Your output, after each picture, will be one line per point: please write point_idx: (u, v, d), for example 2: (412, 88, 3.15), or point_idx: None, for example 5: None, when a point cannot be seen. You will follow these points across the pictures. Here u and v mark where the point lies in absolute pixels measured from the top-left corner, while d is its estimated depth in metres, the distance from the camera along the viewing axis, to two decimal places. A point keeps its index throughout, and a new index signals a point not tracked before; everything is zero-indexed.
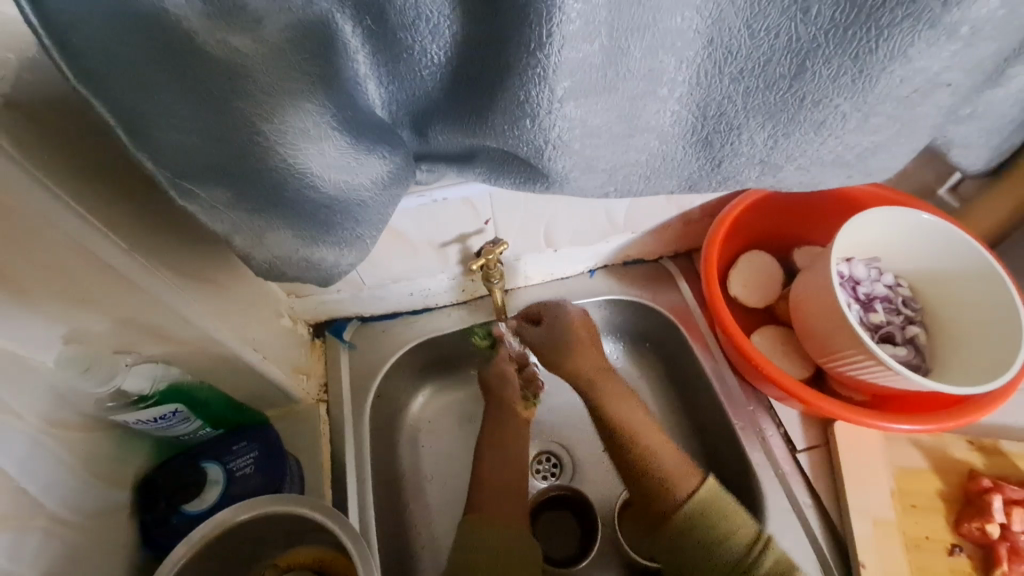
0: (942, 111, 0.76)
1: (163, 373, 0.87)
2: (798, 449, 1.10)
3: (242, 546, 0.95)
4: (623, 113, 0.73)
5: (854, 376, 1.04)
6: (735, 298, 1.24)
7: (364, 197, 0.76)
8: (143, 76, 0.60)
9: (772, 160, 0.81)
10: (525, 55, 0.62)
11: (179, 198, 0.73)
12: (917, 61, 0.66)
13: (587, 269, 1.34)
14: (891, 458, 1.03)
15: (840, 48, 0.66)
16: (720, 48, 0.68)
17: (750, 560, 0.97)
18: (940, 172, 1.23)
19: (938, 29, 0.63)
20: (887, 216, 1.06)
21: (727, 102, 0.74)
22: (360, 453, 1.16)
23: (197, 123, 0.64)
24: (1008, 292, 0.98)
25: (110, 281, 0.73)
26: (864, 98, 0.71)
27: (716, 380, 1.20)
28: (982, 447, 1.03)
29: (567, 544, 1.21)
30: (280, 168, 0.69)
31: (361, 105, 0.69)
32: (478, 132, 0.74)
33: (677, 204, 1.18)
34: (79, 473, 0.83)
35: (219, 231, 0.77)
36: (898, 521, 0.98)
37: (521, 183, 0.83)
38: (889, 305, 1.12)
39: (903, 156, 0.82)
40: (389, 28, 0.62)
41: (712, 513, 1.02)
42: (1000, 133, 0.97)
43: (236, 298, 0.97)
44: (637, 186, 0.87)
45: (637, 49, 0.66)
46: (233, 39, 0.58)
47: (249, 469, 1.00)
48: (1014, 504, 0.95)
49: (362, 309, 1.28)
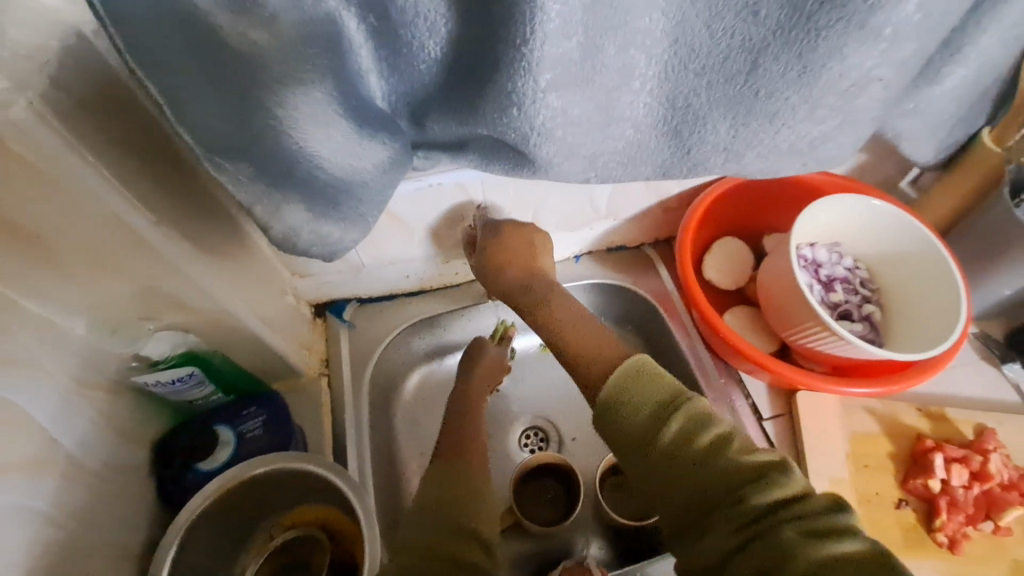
0: (881, 104, 0.85)
1: (182, 339, 0.95)
2: (764, 417, 1.20)
3: (253, 501, 1.03)
4: (600, 104, 0.82)
5: (813, 348, 1.13)
6: (709, 280, 1.34)
7: (365, 178, 0.86)
8: (175, 64, 0.68)
9: (735, 148, 0.90)
10: (512, 50, 0.71)
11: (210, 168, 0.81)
12: (851, 58, 0.76)
13: (573, 255, 1.43)
14: (847, 424, 1.13)
15: (787, 46, 0.75)
16: (684, 47, 0.78)
17: (665, 416, 0.86)
18: (898, 165, 1.33)
19: (868, 31, 0.73)
20: (846, 203, 1.16)
21: (692, 95, 0.84)
22: (359, 424, 1.24)
23: (221, 106, 0.73)
24: (951, 272, 1.08)
25: (137, 250, 0.80)
26: (809, 91, 0.80)
27: (691, 356, 1.30)
28: (929, 413, 1.13)
29: (551, 511, 1.25)
30: (293, 150, 0.77)
31: (364, 95, 0.78)
32: (470, 119, 0.83)
33: (655, 192, 1.28)
34: (102, 428, 0.91)
35: (244, 200, 0.84)
36: (851, 480, 1.08)
37: (510, 168, 0.92)
38: (848, 285, 1.21)
39: (850, 144, 0.91)
40: (392, 24, 0.71)
41: (633, 380, 0.90)
42: (943, 127, 1.07)
43: (246, 274, 1.04)
44: (615, 172, 0.96)
45: (611, 46, 0.75)
46: (253, 33, 0.66)
47: (258, 431, 1.08)
48: (954, 461, 1.06)
49: (361, 290, 1.37)
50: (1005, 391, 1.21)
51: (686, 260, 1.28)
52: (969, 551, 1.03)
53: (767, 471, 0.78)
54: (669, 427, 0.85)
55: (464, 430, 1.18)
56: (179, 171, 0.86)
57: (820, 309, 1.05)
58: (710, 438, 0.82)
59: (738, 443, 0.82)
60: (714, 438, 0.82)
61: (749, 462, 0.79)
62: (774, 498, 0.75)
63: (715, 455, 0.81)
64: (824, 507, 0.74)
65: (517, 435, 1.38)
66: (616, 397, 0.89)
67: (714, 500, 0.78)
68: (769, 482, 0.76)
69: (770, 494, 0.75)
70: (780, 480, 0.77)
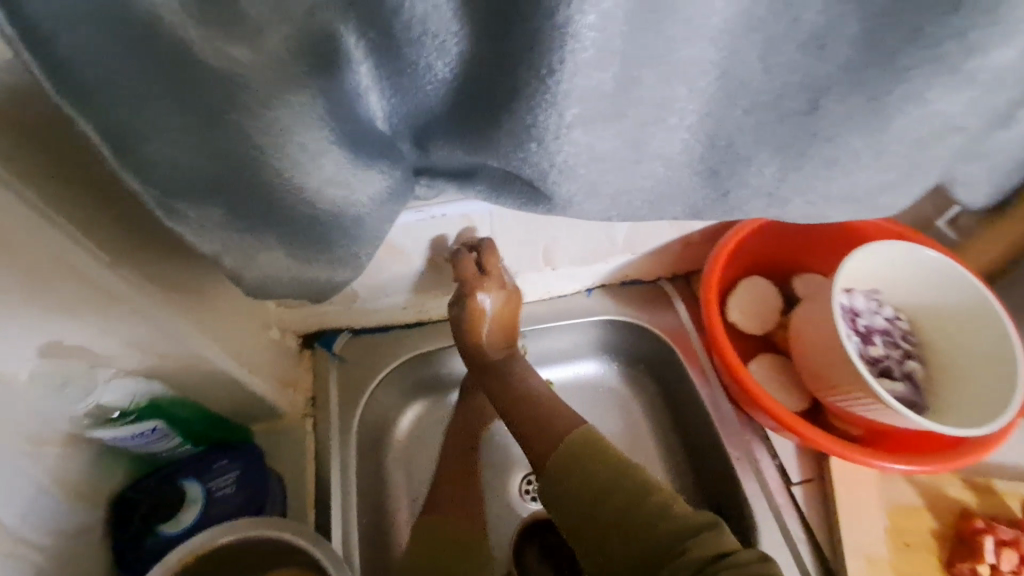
0: (952, 152, 0.75)
1: (144, 388, 0.84)
2: (793, 481, 1.09)
3: (219, 570, 0.91)
4: (630, 140, 0.71)
5: (854, 411, 1.02)
6: (733, 323, 1.23)
7: (361, 213, 0.72)
8: (130, 85, 0.57)
9: (780, 194, 0.77)
10: (535, 80, 0.60)
11: (165, 219, 0.69)
12: (935, 103, 0.66)
13: (584, 288, 1.32)
14: (885, 494, 1.02)
15: (857, 85, 0.65)
16: (733, 80, 0.67)
17: (619, 475, 0.93)
18: (938, 205, 1.23)
19: (952, 68, 0.63)
20: (890, 249, 1.05)
21: (738, 134, 0.72)
22: (345, 470, 1.13)
23: (189, 132, 0.61)
24: (1009, 334, 0.97)
25: (87, 294, 0.70)
26: (878, 136, 0.70)
27: (711, 407, 1.18)
28: (975, 485, 1.03)
29: (553, 569, 1.14)
30: (276, 182, 0.65)
31: (362, 120, 0.65)
32: (482, 150, 0.71)
33: (679, 228, 1.17)
34: (51, 491, 0.79)
35: (208, 252, 0.73)
36: (891, 559, 0.98)
37: (522, 205, 0.79)
38: (889, 338, 1.10)
39: (911, 195, 0.81)
40: (395, 43, 0.59)
41: (590, 445, 0.97)
42: (1002, 172, 0.97)
43: (222, 311, 0.93)
44: (642, 212, 0.83)
45: (649, 79, 0.64)
46: (232, 49, 0.56)
47: (229, 489, 0.97)
48: (1006, 545, 0.95)
49: (352, 320, 1.26)
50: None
51: (711, 303, 1.15)
52: None
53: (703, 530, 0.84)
54: (620, 488, 0.91)
55: (457, 500, 1.10)
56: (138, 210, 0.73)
57: (865, 372, 0.94)
58: (657, 500, 0.89)
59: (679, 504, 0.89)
60: (654, 505, 0.88)
61: (685, 525, 0.85)
62: (706, 555, 0.80)
63: (662, 514, 0.87)
64: (753, 561, 0.78)
65: (516, 482, 1.26)
66: (575, 461, 0.95)
67: (651, 559, 0.85)
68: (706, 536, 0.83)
69: (711, 547, 0.81)
70: (712, 539, 0.83)
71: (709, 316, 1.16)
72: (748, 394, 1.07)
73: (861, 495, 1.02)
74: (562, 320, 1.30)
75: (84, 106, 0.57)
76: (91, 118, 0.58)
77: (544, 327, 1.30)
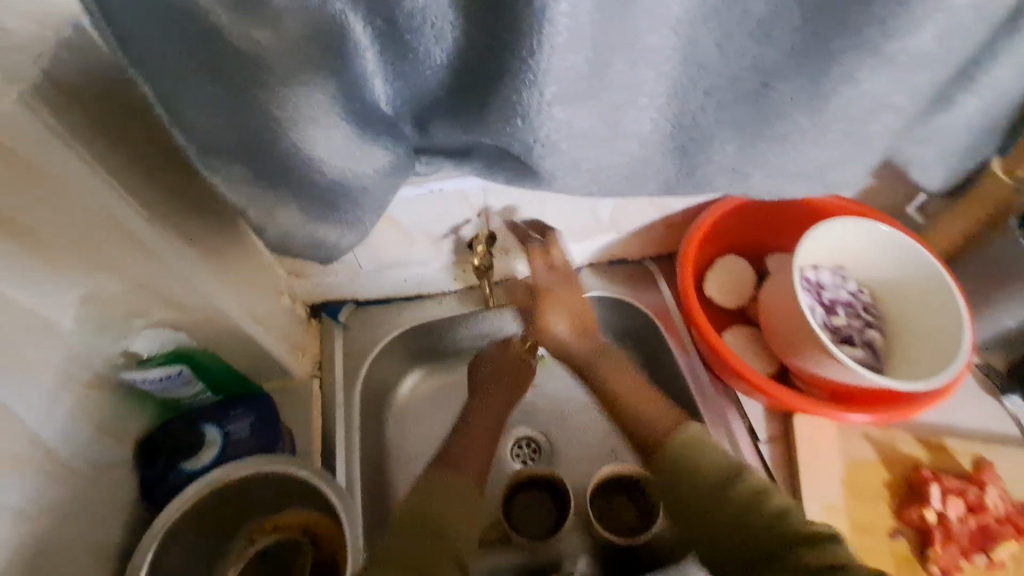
0: (892, 130, 0.84)
1: (170, 337, 0.94)
2: (761, 440, 1.18)
3: (235, 503, 1.02)
4: (606, 119, 0.80)
5: (812, 371, 1.11)
6: (711, 299, 1.32)
7: (365, 184, 0.83)
8: (175, 62, 0.68)
9: (743, 169, 0.88)
10: (517, 61, 0.70)
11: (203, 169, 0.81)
12: (866, 84, 0.76)
13: (573, 267, 1.42)
14: (844, 450, 1.11)
15: (799, 69, 0.75)
16: (693, 64, 0.76)
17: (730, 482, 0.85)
18: (907, 192, 1.32)
19: (878, 53, 0.72)
20: (849, 226, 1.14)
21: (701, 114, 0.82)
22: (349, 427, 1.22)
23: (220, 103, 0.72)
24: (955, 303, 1.07)
25: (126, 244, 0.79)
26: (819, 115, 0.79)
27: (688, 375, 1.28)
28: (929, 443, 1.12)
29: (540, 521, 1.23)
30: (291, 152, 0.76)
31: (368, 100, 0.74)
32: (475, 129, 0.80)
33: (660, 208, 1.26)
34: (86, 423, 0.89)
35: (237, 203, 0.83)
36: (847, 507, 1.07)
37: (513, 180, 0.89)
38: (852, 310, 1.19)
39: (858, 170, 0.90)
40: (398, 31, 0.69)
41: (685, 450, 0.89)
42: (953, 155, 1.05)
43: (240, 273, 1.03)
44: (619, 188, 0.92)
45: (620, 63, 0.74)
46: (256, 33, 0.65)
47: (244, 433, 1.06)
48: (950, 493, 1.04)
49: (357, 292, 1.35)
50: (1001, 425, 1.20)
51: (687, 277, 1.26)
52: None
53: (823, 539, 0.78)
54: (735, 488, 0.85)
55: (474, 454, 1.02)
56: (181, 170, 0.84)
57: (820, 333, 1.04)
58: (773, 506, 0.82)
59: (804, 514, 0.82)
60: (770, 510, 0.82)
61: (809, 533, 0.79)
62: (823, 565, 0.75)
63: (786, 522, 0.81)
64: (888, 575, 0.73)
65: (509, 444, 1.35)
66: (678, 462, 0.89)
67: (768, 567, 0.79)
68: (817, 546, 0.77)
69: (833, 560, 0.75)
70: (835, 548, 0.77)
71: (686, 290, 1.27)
72: (720, 359, 1.17)
73: (820, 450, 1.11)
74: None
75: (142, 67, 0.69)
76: (146, 76, 0.70)
77: None
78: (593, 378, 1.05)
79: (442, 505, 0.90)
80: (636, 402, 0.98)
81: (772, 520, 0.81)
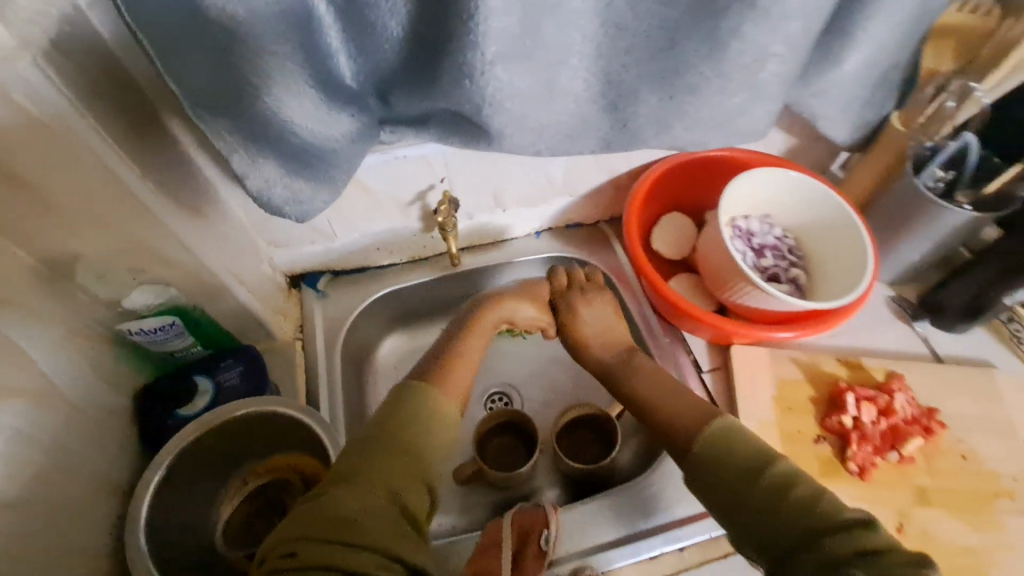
0: (784, 80, 0.99)
1: (164, 293, 1.03)
2: (704, 370, 1.33)
3: (228, 446, 1.11)
4: (543, 79, 0.93)
5: (742, 303, 1.27)
6: (658, 251, 1.46)
7: (335, 145, 0.95)
8: (164, 29, 0.78)
9: (665, 120, 1.03)
10: (461, 26, 0.83)
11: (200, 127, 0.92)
12: (750, 36, 0.90)
13: (534, 231, 1.54)
14: (776, 373, 1.26)
15: (696, 26, 0.90)
16: (612, 26, 0.90)
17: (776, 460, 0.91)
18: (829, 151, 1.48)
19: (756, 11, 0.87)
20: (770, 176, 1.30)
21: (623, 72, 0.96)
22: (332, 382, 1.32)
23: (205, 68, 0.82)
24: (862, 237, 1.23)
25: (122, 201, 0.88)
26: (720, 66, 0.94)
27: (640, 319, 1.42)
28: (848, 362, 1.28)
29: (510, 461, 1.36)
30: (268, 114, 0.87)
31: (334, 71, 0.88)
32: (430, 93, 0.93)
33: (606, 168, 1.40)
34: (86, 369, 0.98)
35: (221, 148, 0.93)
36: (778, 421, 1.21)
37: (469, 141, 1.02)
38: (778, 253, 1.34)
39: (763, 118, 1.05)
40: (358, 7, 0.82)
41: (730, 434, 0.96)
42: (855, 109, 1.20)
43: (224, 236, 1.12)
44: (563, 145, 1.06)
45: (549, 25, 0.87)
46: (231, 6, 0.75)
47: (234, 381, 1.17)
48: (864, 401, 1.20)
49: (328, 259, 1.42)
50: (911, 349, 1.36)
51: (635, 232, 1.38)
52: (876, 478, 1.16)
53: (851, 526, 0.80)
54: (758, 475, 0.89)
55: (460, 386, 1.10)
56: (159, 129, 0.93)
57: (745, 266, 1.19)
58: (797, 485, 0.87)
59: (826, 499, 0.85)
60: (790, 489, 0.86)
61: (830, 519, 0.82)
62: (844, 550, 0.78)
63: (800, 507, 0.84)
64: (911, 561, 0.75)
65: (483, 397, 1.49)
66: (721, 444, 0.95)
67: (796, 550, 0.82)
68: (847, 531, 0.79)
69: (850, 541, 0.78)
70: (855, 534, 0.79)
71: (635, 244, 1.39)
72: (667, 300, 1.29)
73: (755, 374, 1.26)
74: (517, 258, 1.51)
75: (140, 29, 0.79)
76: (145, 36, 0.79)
77: (502, 265, 1.51)
78: (620, 380, 1.17)
79: (416, 430, 0.97)
80: (668, 400, 1.09)
81: (790, 497, 0.86)
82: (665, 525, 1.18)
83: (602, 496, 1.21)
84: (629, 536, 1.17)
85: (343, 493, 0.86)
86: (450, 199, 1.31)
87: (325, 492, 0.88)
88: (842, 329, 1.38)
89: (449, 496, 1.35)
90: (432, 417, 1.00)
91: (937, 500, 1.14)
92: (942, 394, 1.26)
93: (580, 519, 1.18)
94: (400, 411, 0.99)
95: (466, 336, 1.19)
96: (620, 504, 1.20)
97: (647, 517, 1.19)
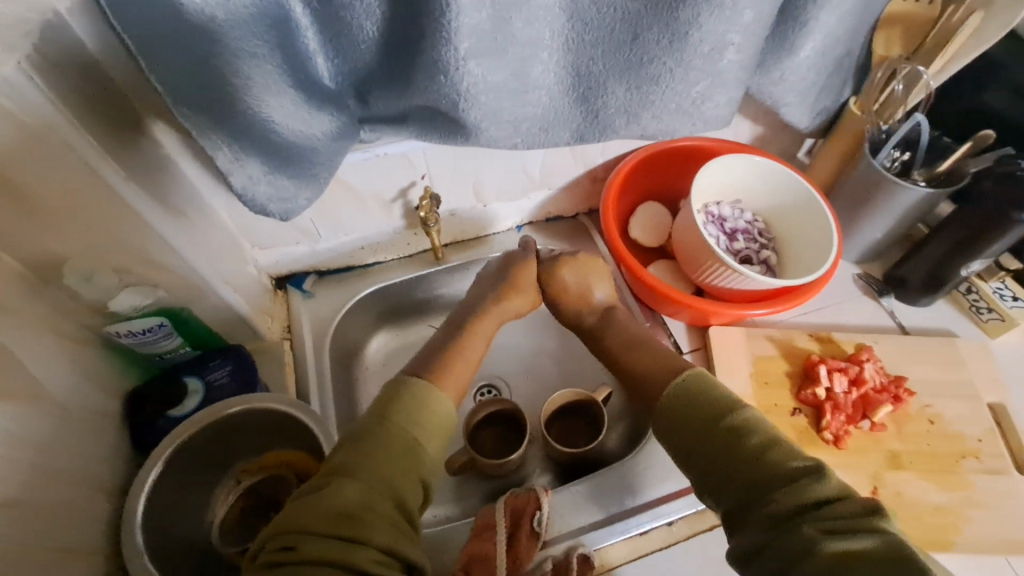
0: (742, 68, 1.04)
1: (151, 295, 1.04)
2: (684, 350, 1.38)
3: (221, 444, 1.12)
4: (515, 72, 0.97)
5: (717, 284, 1.32)
6: (635, 239, 1.51)
7: (316, 143, 0.98)
8: (146, 29, 0.79)
9: (633, 110, 1.08)
10: (434, 23, 0.85)
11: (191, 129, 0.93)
12: (707, 26, 0.95)
13: (514, 225, 1.58)
14: (751, 350, 1.31)
15: (656, 17, 0.94)
16: (578, 21, 0.95)
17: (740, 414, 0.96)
18: (794, 138, 1.54)
19: (713, 2, 0.91)
20: (737, 162, 1.36)
21: (591, 64, 1.01)
22: (322, 380, 1.35)
23: (185, 70, 0.84)
24: (825, 217, 1.29)
25: (106, 201, 0.90)
26: (682, 55, 0.99)
27: (621, 305, 1.47)
28: (819, 337, 1.34)
29: (499, 450, 1.38)
30: (250, 113, 0.89)
31: (313, 72, 0.92)
32: (406, 91, 0.97)
33: (581, 161, 1.45)
34: (74, 371, 0.99)
35: (206, 145, 0.94)
36: (755, 395, 1.26)
37: (446, 137, 1.06)
38: (749, 235, 1.40)
39: (725, 105, 1.10)
40: (334, 9, 0.85)
41: (701, 394, 1.01)
42: (811, 95, 1.27)
43: (208, 236, 1.14)
44: (538, 137, 1.11)
45: (518, 21, 0.90)
46: (208, 7, 0.76)
47: (224, 379, 1.19)
48: (836, 372, 1.25)
49: (319, 262, 1.46)
50: (877, 322, 1.43)
51: (613, 220, 1.42)
52: (851, 446, 1.22)
53: (800, 477, 0.87)
54: (721, 430, 0.95)
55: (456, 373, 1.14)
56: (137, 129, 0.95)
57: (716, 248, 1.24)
58: (757, 438, 0.93)
59: (781, 450, 0.91)
60: (751, 443, 0.92)
61: (784, 470, 0.88)
62: (795, 502, 0.85)
63: (756, 459, 0.91)
64: (857, 512, 0.81)
65: (474, 389, 1.52)
66: (687, 403, 1.02)
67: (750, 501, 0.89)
68: (799, 484, 0.86)
69: (801, 496, 0.85)
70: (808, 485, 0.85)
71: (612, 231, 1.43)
72: (646, 282, 1.31)
73: (731, 351, 1.31)
74: (499, 253, 1.55)
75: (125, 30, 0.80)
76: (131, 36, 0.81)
77: (485, 260, 1.54)
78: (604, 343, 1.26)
79: (403, 410, 0.99)
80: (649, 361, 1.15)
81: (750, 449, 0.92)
82: (644, 505, 1.20)
83: (593, 473, 1.24)
84: (620, 510, 1.20)
85: (348, 483, 0.88)
86: (432, 195, 1.33)
87: (327, 484, 0.89)
88: (813, 307, 1.44)
89: (442, 487, 1.38)
90: (422, 399, 1.01)
91: (906, 463, 1.20)
92: (907, 362, 1.33)
93: (573, 496, 1.21)
94: (397, 399, 1.00)
95: (459, 333, 1.21)
96: (611, 479, 1.23)
97: (637, 491, 1.22)
